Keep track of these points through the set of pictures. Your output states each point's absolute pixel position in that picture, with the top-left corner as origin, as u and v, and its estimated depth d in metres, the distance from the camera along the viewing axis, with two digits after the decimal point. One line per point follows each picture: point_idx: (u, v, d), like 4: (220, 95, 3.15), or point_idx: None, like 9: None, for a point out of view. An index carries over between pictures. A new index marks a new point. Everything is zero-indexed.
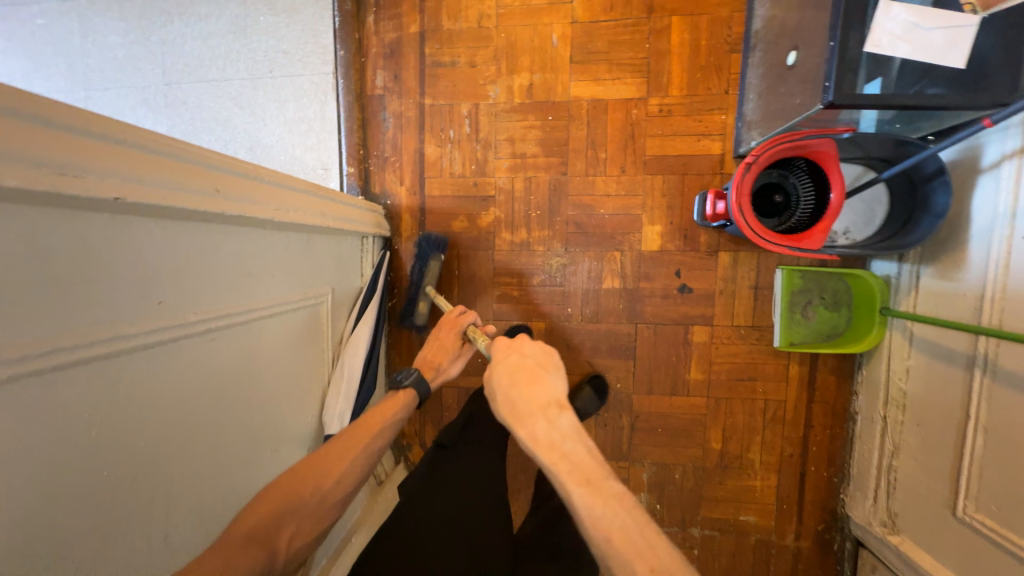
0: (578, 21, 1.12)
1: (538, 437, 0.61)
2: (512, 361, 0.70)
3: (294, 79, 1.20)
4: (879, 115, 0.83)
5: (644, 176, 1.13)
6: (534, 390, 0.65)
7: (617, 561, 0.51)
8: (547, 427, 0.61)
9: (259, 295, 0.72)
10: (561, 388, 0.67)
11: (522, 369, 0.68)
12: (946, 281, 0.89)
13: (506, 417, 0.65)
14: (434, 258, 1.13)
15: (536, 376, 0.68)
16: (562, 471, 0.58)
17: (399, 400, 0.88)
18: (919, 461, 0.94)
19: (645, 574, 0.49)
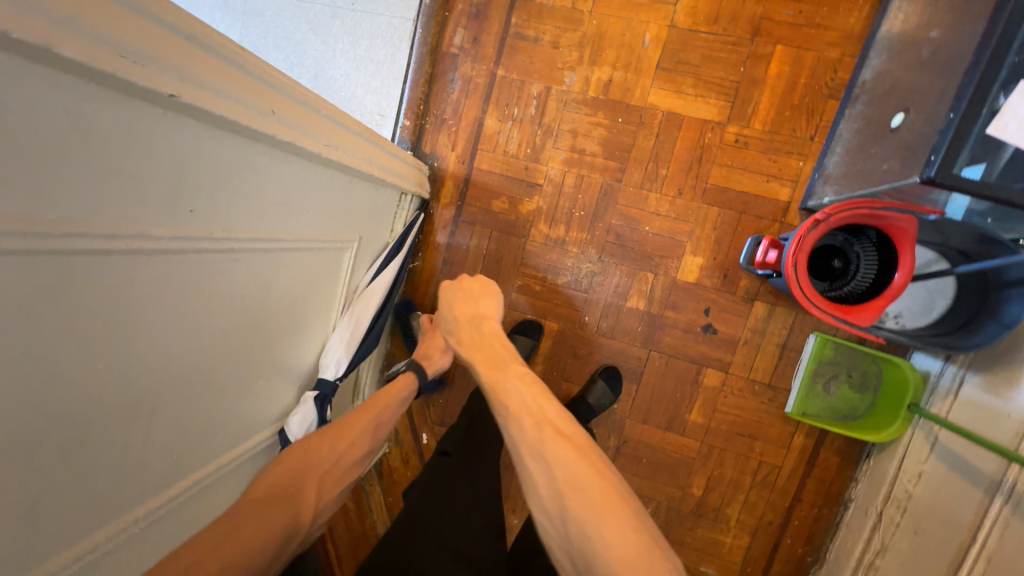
0: (676, 26, 1.05)
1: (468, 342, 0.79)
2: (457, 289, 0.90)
3: (374, 16, 1.16)
4: (973, 205, 0.75)
5: (700, 204, 1.08)
6: (466, 307, 0.86)
7: (512, 420, 0.61)
8: (473, 335, 0.80)
9: (288, 226, 0.71)
10: (490, 307, 0.86)
11: (464, 294, 0.88)
12: (992, 396, 0.83)
13: (450, 330, 0.85)
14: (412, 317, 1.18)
15: (472, 298, 0.88)
16: (479, 361, 0.74)
17: (400, 384, 0.88)
18: (904, 568, 0.90)
19: (528, 420, 0.60)
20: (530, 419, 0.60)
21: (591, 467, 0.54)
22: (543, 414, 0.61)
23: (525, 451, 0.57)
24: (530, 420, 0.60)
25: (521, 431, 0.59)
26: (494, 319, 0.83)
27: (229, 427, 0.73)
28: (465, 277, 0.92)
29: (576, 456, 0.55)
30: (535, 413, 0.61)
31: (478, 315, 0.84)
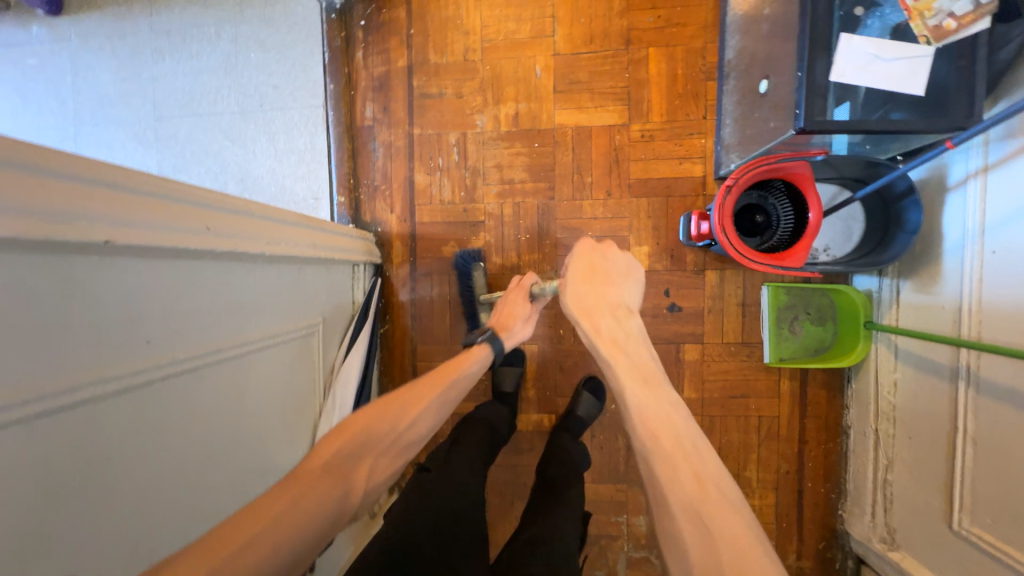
0: (560, 53, 1.16)
1: (605, 336, 0.73)
2: (588, 263, 0.82)
3: (284, 111, 1.23)
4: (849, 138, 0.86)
5: (630, 199, 1.16)
6: (605, 291, 0.79)
7: (664, 465, 0.56)
8: (615, 333, 0.74)
9: (249, 328, 0.72)
10: (629, 297, 0.79)
11: (590, 271, 0.81)
12: (925, 294, 0.92)
13: (574, 309, 0.78)
14: (477, 271, 1.16)
15: (609, 280, 0.80)
16: (621, 366, 0.69)
17: (474, 355, 0.90)
18: (914, 475, 0.95)
19: (689, 475, 0.55)
20: (689, 471, 0.56)
21: (761, 558, 0.48)
22: (703, 468, 0.56)
23: (677, 505, 0.53)
24: (690, 475, 0.55)
25: (674, 474, 0.55)
26: (632, 312, 0.77)
27: None
28: (614, 248, 0.85)
29: (745, 536, 0.50)
30: (696, 465, 0.56)
31: (609, 303, 0.77)
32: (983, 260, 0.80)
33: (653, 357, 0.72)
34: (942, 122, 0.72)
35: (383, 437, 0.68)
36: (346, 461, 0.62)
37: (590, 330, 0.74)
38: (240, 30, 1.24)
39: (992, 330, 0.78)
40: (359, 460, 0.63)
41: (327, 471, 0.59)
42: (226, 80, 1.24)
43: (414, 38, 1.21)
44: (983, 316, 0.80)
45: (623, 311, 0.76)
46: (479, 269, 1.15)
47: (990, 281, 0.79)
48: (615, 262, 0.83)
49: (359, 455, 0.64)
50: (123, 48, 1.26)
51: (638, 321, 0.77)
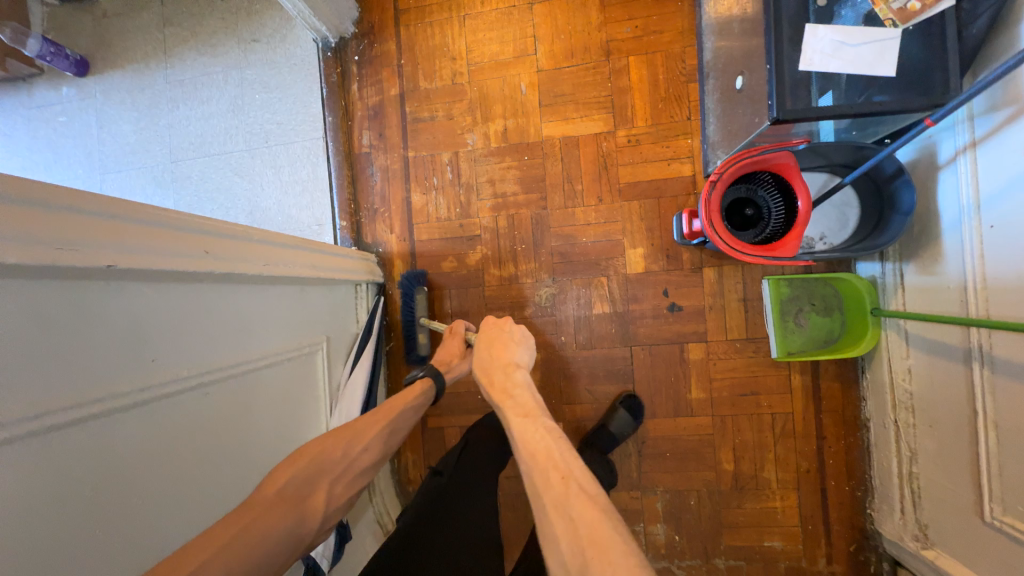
0: (543, 69, 1.21)
1: (496, 386, 0.79)
2: (490, 333, 0.90)
3: (288, 145, 1.31)
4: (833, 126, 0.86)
5: (621, 203, 1.18)
6: (502, 352, 0.85)
7: (539, 475, 0.60)
8: (507, 380, 0.79)
9: (252, 347, 0.76)
10: (523, 356, 0.86)
11: (490, 340, 0.89)
12: (929, 275, 0.89)
13: (477, 372, 0.84)
14: (420, 292, 1.19)
15: (508, 344, 0.87)
16: (509, 407, 0.74)
17: (416, 388, 0.90)
18: (939, 466, 0.90)
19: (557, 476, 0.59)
20: (556, 476, 0.59)
21: (613, 535, 0.51)
22: (570, 469, 0.60)
23: (548, 506, 0.56)
24: (557, 477, 0.59)
25: (543, 481, 0.59)
26: (523, 368, 0.83)
27: None
28: (508, 321, 0.94)
29: (601, 521, 0.53)
30: (563, 469, 0.60)
31: (501, 362, 0.83)
32: (982, 235, 0.78)
33: (536, 397, 0.76)
34: (920, 101, 0.71)
35: (339, 462, 0.71)
36: (300, 489, 0.65)
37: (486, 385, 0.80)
38: (246, 75, 1.33)
39: (1000, 306, 0.76)
40: (315, 487, 0.67)
41: (282, 498, 0.63)
42: (234, 121, 1.33)
43: (405, 68, 1.27)
44: (990, 293, 0.77)
45: (514, 366, 0.82)
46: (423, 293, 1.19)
47: (992, 256, 0.77)
48: (514, 331, 0.91)
49: (313, 480, 0.67)
50: (142, 100, 1.37)
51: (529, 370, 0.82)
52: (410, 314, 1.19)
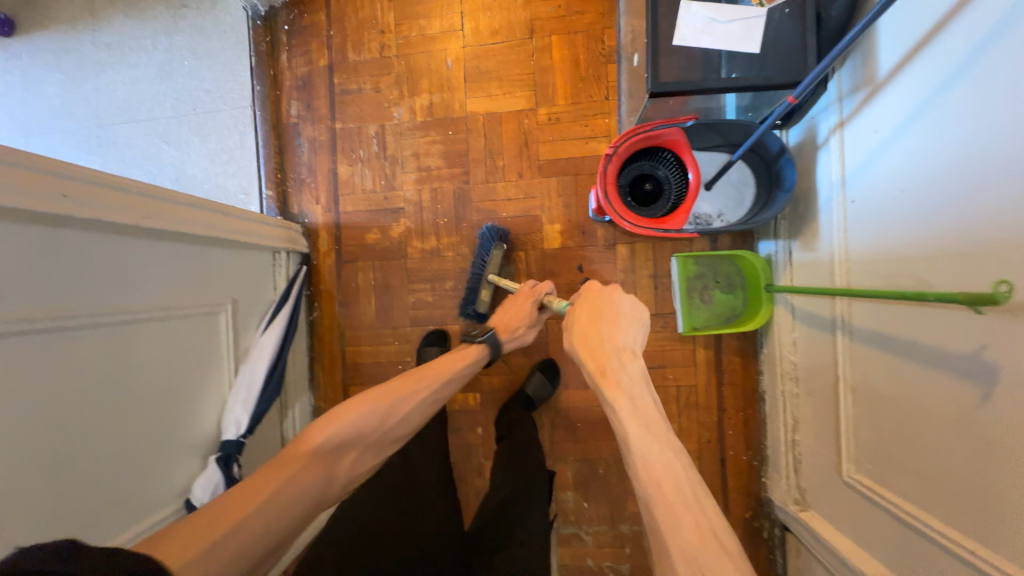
0: (468, 45, 1.23)
1: (609, 379, 0.68)
2: (593, 307, 0.78)
3: (216, 113, 1.30)
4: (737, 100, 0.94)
5: (541, 179, 1.20)
6: (613, 332, 0.74)
7: (663, 509, 0.54)
8: (622, 372, 0.68)
9: (132, 299, 0.77)
10: (637, 338, 0.74)
11: (592, 312, 0.77)
12: (809, 251, 0.94)
13: (580, 351, 0.74)
14: (497, 248, 1.13)
15: (618, 322, 0.75)
16: (624, 410, 0.63)
17: (471, 353, 0.95)
18: (814, 431, 0.96)
19: (690, 525, 0.51)
20: (686, 517, 0.52)
21: None
22: (708, 521, 0.52)
23: (677, 554, 0.50)
24: (691, 524, 0.52)
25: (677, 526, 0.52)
26: (638, 356, 0.71)
27: (115, 507, 0.74)
28: (613, 290, 0.80)
29: None
30: (695, 512, 0.53)
31: (612, 345, 0.72)
32: (846, 210, 0.83)
33: (659, 408, 0.65)
34: (780, 78, 0.77)
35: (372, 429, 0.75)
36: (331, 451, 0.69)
37: (596, 373, 0.69)
38: (175, 41, 1.31)
39: (856, 276, 0.80)
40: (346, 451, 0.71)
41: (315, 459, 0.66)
42: (163, 87, 1.32)
43: (334, 40, 1.28)
44: (849, 264, 0.82)
45: (627, 354, 0.71)
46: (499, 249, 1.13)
47: (852, 230, 0.81)
48: (623, 303, 0.77)
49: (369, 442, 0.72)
50: (68, 62, 1.34)
51: (641, 359, 0.71)
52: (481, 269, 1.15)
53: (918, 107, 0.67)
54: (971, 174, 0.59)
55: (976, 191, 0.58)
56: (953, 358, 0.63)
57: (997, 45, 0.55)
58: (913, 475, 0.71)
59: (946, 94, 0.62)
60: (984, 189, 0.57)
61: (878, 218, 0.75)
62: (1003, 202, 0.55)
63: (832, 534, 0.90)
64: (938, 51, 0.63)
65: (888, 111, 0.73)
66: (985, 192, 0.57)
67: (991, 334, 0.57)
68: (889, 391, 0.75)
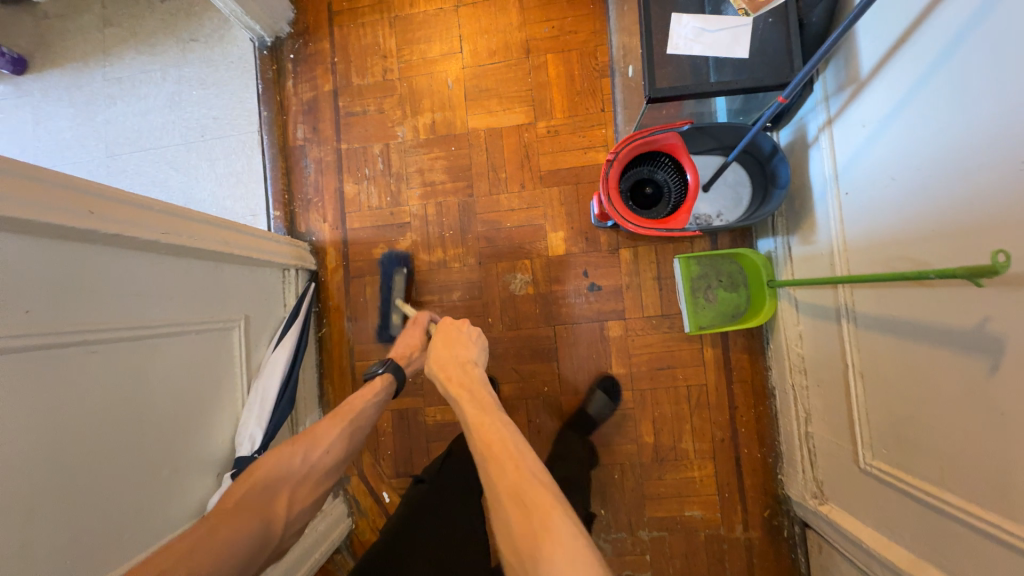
0: (468, 66, 1.28)
1: (454, 382, 0.78)
2: (445, 333, 0.90)
3: (224, 139, 1.34)
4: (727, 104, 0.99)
5: (543, 189, 1.24)
6: (458, 349, 0.86)
7: (493, 467, 0.60)
8: (461, 375, 0.79)
9: (149, 314, 0.79)
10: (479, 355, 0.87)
11: (445, 338, 0.88)
12: (808, 245, 0.97)
13: (433, 369, 0.83)
14: (399, 273, 1.23)
15: (463, 343, 0.88)
16: (465, 403, 0.73)
17: (376, 385, 0.94)
18: (827, 422, 0.96)
19: (512, 469, 0.59)
20: (510, 466, 0.60)
21: (563, 524, 0.52)
22: (521, 457, 0.61)
23: (501, 493, 0.57)
24: (511, 466, 0.60)
25: (499, 470, 0.59)
26: (480, 365, 0.84)
27: (129, 524, 0.73)
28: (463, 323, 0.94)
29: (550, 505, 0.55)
30: (514, 457, 0.61)
31: (458, 360, 0.84)
32: (841, 202, 0.86)
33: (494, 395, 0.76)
34: (771, 80, 0.82)
35: (295, 469, 0.78)
36: (260, 497, 0.72)
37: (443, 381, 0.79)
38: (184, 73, 1.37)
39: (857, 264, 0.83)
40: (276, 491, 0.74)
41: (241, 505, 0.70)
42: (172, 116, 1.36)
43: (338, 66, 1.33)
44: (849, 253, 0.85)
45: (470, 364, 0.83)
46: (399, 274, 1.22)
47: (848, 220, 0.85)
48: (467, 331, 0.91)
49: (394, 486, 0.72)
50: (80, 96, 1.38)
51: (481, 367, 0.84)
52: (387, 293, 1.24)
53: (904, 98, 0.71)
54: (961, 156, 0.62)
55: (962, 176, 0.62)
56: (957, 333, 0.65)
57: (961, 48, 0.61)
58: (932, 455, 0.71)
59: (930, 84, 0.66)
60: (977, 168, 0.60)
61: (872, 208, 0.79)
62: (995, 179, 0.58)
63: (854, 525, 0.90)
64: (917, 46, 0.68)
65: (875, 105, 0.77)
66: (972, 175, 0.61)
67: (994, 307, 0.59)
68: (898, 373, 0.76)
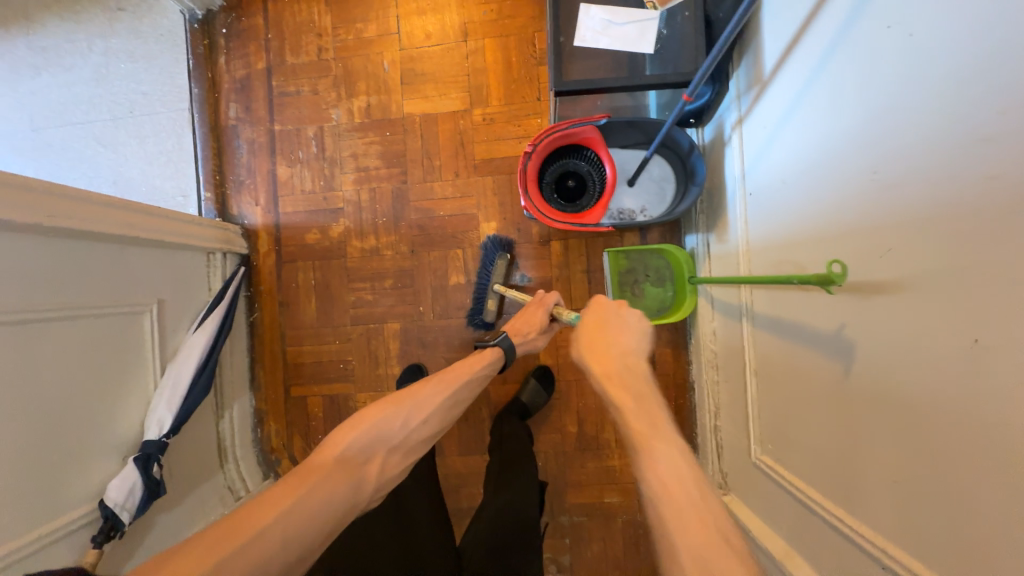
0: (404, 48, 1.25)
1: (616, 382, 0.65)
2: (596, 314, 0.77)
3: (153, 116, 1.30)
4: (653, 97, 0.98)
5: (476, 178, 1.23)
6: (609, 338, 0.73)
7: (671, 511, 0.47)
8: (626, 373, 0.66)
9: (41, 298, 0.77)
10: (639, 348, 0.72)
11: (597, 322, 0.76)
12: (722, 243, 0.98)
13: (587, 358, 0.71)
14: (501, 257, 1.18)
15: (617, 332, 0.74)
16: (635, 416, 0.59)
17: (487, 357, 0.88)
18: (731, 416, 0.99)
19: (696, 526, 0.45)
20: (695, 522, 0.46)
21: None
22: (709, 515, 0.47)
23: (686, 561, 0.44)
24: (695, 520, 0.46)
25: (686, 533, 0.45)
26: (643, 359, 0.70)
27: (25, 505, 0.73)
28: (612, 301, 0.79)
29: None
30: (702, 508, 0.47)
31: (618, 351, 0.71)
32: (746, 202, 0.87)
33: (666, 408, 0.61)
34: (673, 78, 0.85)
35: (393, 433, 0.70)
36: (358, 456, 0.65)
37: (599, 374, 0.67)
38: (111, 44, 1.31)
39: (756, 265, 0.84)
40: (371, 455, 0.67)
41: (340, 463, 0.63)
42: (99, 91, 1.31)
43: (272, 43, 1.29)
44: (750, 253, 0.86)
45: (632, 358, 0.69)
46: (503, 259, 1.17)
47: (751, 220, 0.86)
48: (627, 317, 0.76)
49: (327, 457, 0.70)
50: None
51: (640, 362, 0.70)
52: (485, 277, 1.19)
53: (793, 102, 0.71)
54: (833, 164, 0.63)
55: (833, 184, 0.63)
56: (822, 337, 0.67)
57: (839, 54, 0.61)
58: (801, 451, 0.74)
59: (813, 89, 0.66)
60: (843, 177, 0.61)
61: (767, 210, 0.79)
62: (856, 190, 0.59)
63: (745, 514, 0.94)
64: (805, 49, 0.68)
65: (773, 106, 0.77)
66: (840, 183, 0.62)
67: (850, 314, 0.61)
68: (781, 372, 0.78)
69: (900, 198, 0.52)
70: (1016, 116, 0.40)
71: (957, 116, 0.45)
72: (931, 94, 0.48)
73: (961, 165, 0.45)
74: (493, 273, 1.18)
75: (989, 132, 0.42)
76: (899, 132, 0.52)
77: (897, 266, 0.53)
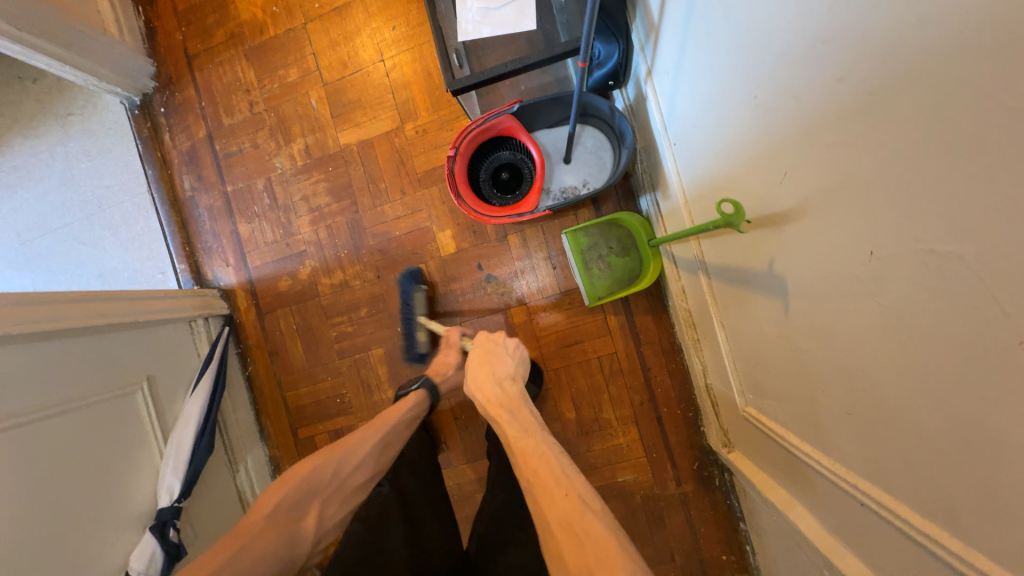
0: (327, 82, 1.27)
1: (496, 407, 0.75)
2: (481, 347, 0.86)
3: (119, 206, 1.36)
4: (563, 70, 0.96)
5: (423, 191, 1.23)
6: (494, 367, 0.81)
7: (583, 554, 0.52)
8: (507, 399, 0.76)
9: (34, 401, 0.83)
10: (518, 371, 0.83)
11: (482, 354, 0.84)
12: (667, 200, 0.95)
13: (473, 391, 0.79)
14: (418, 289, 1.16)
15: (495, 360, 0.83)
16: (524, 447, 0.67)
17: (410, 400, 0.95)
18: (717, 372, 0.96)
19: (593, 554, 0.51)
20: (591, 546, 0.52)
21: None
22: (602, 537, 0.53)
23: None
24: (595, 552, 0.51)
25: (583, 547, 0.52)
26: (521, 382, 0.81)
27: None
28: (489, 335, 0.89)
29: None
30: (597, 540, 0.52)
31: (497, 378, 0.79)
32: (673, 153, 0.83)
33: (537, 421, 0.73)
34: (563, 46, 0.83)
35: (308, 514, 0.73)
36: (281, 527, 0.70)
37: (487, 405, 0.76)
38: (69, 148, 1.37)
39: (696, 214, 0.81)
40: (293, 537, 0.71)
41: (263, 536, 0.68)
42: (68, 194, 1.37)
43: (207, 109, 1.34)
44: (689, 204, 0.83)
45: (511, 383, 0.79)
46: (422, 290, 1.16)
47: (681, 170, 0.82)
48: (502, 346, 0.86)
49: (305, 502, 0.75)
50: None
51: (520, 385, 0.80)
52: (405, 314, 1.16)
53: (681, 41, 0.68)
54: (722, 97, 0.61)
55: (727, 116, 0.61)
56: (760, 276, 0.64)
57: None
58: (774, 397, 0.71)
59: (691, 25, 0.64)
60: (733, 108, 0.59)
61: (689, 158, 0.77)
62: (745, 118, 0.57)
63: (750, 467, 0.91)
64: None
65: (668, 50, 0.74)
66: (732, 115, 0.60)
67: (773, 248, 0.58)
68: (740, 318, 0.75)
69: (780, 118, 0.50)
70: (845, 10, 0.38)
71: (803, 23, 0.44)
72: (779, 6, 0.46)
73: (817, 72, 0.43)
74: (413, 307, 1.15)
75: (828, 32, 0.41)
76: (763, 52, 0.50)
77: (795, 190, 0.50)
